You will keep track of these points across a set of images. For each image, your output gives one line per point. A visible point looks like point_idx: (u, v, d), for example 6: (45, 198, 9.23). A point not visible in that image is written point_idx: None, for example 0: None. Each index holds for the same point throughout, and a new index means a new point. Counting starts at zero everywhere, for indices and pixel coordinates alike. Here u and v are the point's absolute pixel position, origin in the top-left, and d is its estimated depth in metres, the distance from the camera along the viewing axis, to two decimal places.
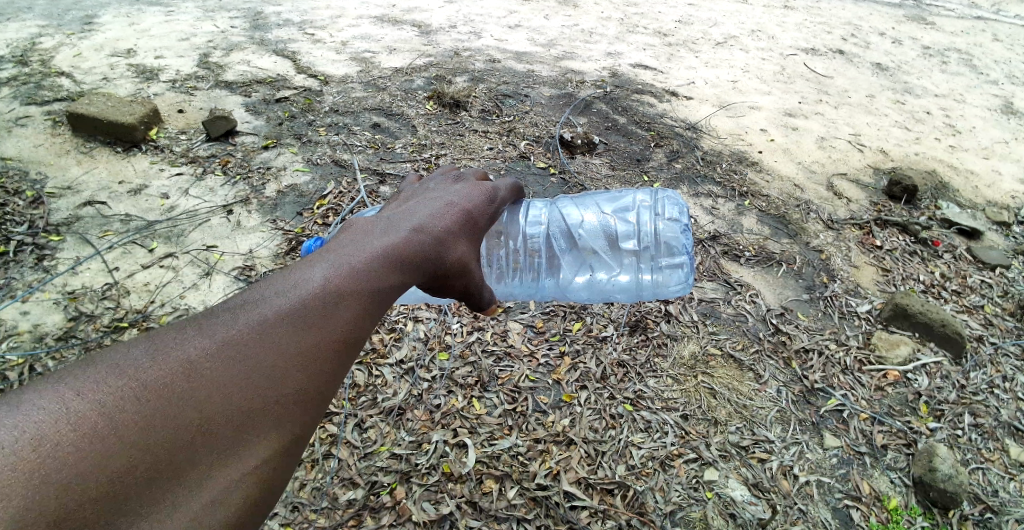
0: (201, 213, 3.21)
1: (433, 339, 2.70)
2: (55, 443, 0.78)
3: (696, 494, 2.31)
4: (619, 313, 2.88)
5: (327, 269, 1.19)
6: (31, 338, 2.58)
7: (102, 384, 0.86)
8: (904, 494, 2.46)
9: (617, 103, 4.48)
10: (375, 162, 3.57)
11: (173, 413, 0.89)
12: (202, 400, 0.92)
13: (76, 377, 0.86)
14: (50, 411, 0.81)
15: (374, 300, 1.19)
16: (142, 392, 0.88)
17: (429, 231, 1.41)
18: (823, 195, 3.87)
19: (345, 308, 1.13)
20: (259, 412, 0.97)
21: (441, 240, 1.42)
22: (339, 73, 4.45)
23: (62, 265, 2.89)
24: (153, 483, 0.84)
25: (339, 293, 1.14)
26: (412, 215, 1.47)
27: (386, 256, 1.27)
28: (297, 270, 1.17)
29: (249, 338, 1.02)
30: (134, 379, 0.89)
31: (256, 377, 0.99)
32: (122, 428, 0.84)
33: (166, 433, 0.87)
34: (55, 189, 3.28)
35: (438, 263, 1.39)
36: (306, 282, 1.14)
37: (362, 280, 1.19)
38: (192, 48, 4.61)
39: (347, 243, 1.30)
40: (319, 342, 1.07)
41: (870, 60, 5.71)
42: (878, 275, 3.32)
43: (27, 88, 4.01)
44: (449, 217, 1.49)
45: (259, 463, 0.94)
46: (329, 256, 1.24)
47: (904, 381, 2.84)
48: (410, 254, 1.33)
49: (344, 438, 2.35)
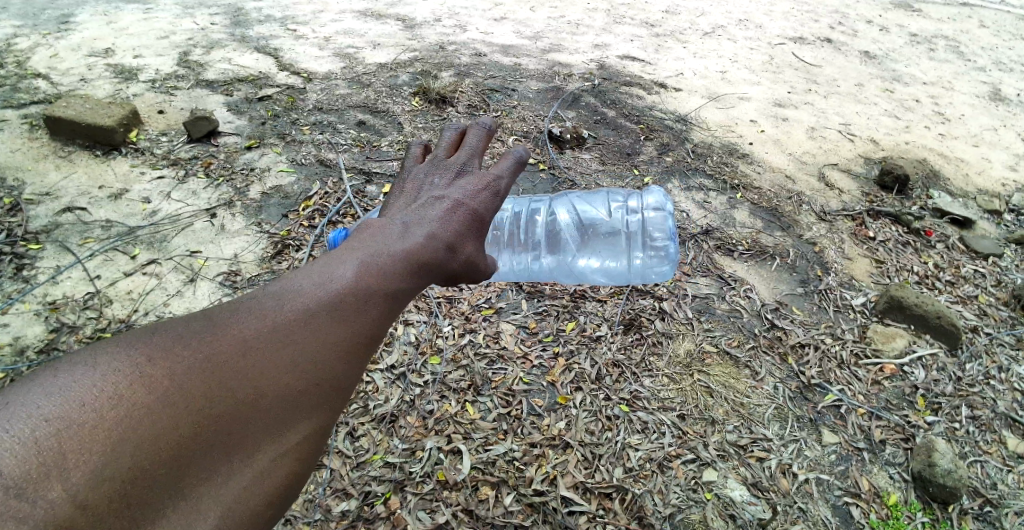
0: (184, 216, 3.13)
1: (424, 343, 2.64)
2: (125, 404, 0.76)
3: (695, 495, 2.27)
4: (613, 311, 2.83)
5: (355, 264, 1.05)
6: (12, 351, 2.50)
7: (169, 350, 0.83)
8: (904, 490, 2.42)
9: (606, 96, 4.43)
10: (360, 161, 3.51)
11: (228, 387, 0.84)
12: (251, 379, 0.86)
13: (144, 340, 0.83)
14: (117, 374, 0.78)
15: (401, 297, 1.07)
16: (203, 363, 0.84)
17: (448, 224, 1.24)
18: (815, 186, 3.82)
19: (377, 303, 1.01)
20: (304, 396, 0.90)
21: (460, 234, 1.25)
22: (322, 69, 4.37)
23: (42, 275, 2.81)
24: (211, 456, 0.79)
25: (371, 290, 1.02)
26: (431, 201, 1.30)
27: (411, 253, 1.13)
28: (320, 267, 1.03)
29: (281, 335, 0.91)
30: (197, 348, 0.85)
31: (286, 373, 0.89)
32: (181, 397, 0.79)
33: (224, 406, 0.82)
34: (33, 195, 3.19)
35: (457, 259, 1.24)
36: (335, 276, 1.01)
37: (394, 274, 1.07)
38: (171, 46, 4.52)
39: (369, 236, 1.14)
40: (352, 336, 0.97)
41: (858, 49, 5.68)
42: (872, 267, 3.28)
43: (3, 91, 3.91)
44: (462, 211, 1.28)
45: (302, 447, 0.88)
46: (353, 251, 1.08)
47: (901, 375, 2.80)
48: (433, 251, 1.18)
49: (335, 448, 2.28)
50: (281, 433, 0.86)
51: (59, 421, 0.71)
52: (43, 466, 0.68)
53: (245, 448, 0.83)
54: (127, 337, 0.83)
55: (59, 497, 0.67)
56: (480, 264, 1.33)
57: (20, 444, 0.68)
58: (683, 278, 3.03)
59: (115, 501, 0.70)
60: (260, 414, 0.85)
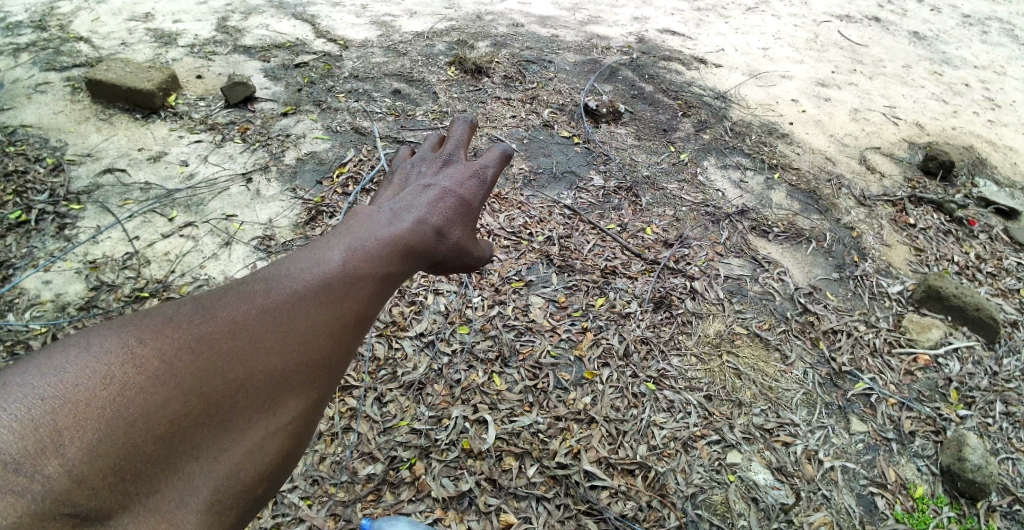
0: (221, 181, 3.18)
1: (453, 313, 2.66)
2: (116, 382, 0.72)
3: (718, 477, 2.26)
4: (643, 289, 2.82)
5: (342, 248, 0.96)
6: (54, 307, 2.57)
7: (158, 329, 0.78)
8: (931, 482, 2.38)
9: (643, 70, 4.36)
10: (395, 130, 3.53)
11: (214, 365, 0.77)
12: (240, 357, 0.79)
13: (134, 324, 0.79)
14: (110, 351, 0.74)
15: (394, 280, 0.99)
16: (191, 340, 0.78)
17: (438, 206, 1.14)
18: (855, 169, 3.73)
19: (369, 284, 0.93)
20: (300, 371, 0.83)
21: (452, 216, 1.15)
22: (359, 37, 4.37)
23: (83, 234, 2.88)
24: (202, 436, 0.74)
25: (360, 272, 0.93)
26: (420, 185, 1.19)
27: (401, 237, 1.04)
28: (310, 247, 0.96)
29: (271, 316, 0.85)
30: (187, 328, 0.80)
31: (276, 353, 0.82)
32: (170, 375, 0.74)
33: (213, 383, 0.76)
34: (75, 157, 3.27)
35: (452, 243, 1.14)
36: (323, 257, 0.93)
37: (385, 258, 0.99)
38: (210, 12, 4.56)
39: (356, 221, 1.05)
40: (344, 315, 0.89)
41: (907, 29, 5.48)
42: (911, 255, 3.20)
43: (47, 53, 3.99)
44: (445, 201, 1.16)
45: (291, 425, 0.81)
46: (339, 237, 1.00)
47: (935, 366, 2.74)
48: (424, 234, 1.09)
49: (363, 412, 2.32)
50: (273, 406, 0.80)
51: (54, 401, 0.69)
52: (40, 443, 0.66)
53: (236, 423, 0.77)
54: (123, 322, 0.79)
55: (56, 472, 0.64)
56: (476, 248, 1.22)
57: (19, 422, 0.66)
58: (715, 258, 3.01)
59: (110, 478, 0.67)
60: (251, 390, 0.79)
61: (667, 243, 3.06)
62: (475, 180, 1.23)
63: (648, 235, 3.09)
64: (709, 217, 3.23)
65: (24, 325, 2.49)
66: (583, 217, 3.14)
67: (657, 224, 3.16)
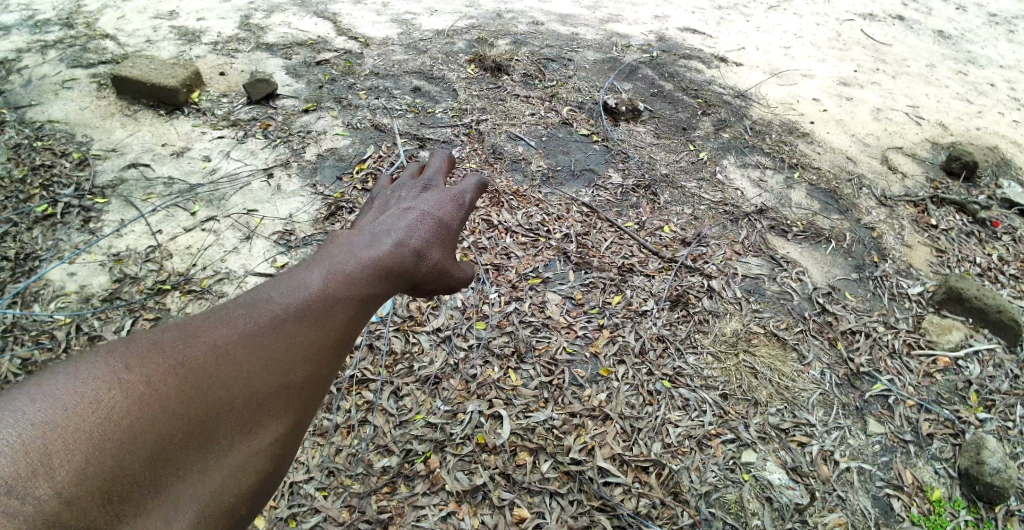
0: (242, 176, 3.22)
1: (470, 308, 2.67)
2: (103, 402, 0.60)
3: (732, 476, 2.26)
4: (660, 287, 2.83)
5: (318, 269, 0.86)
6: (78, 299, 2.62)
7: (142, 350, 0.67)
8: (948, 486, 2.36)
9: (663, 68, 4.35)
10: (415, 127, 3.57)
11: (201, 382, 0.67)
12: (237, 369, 0.70)
13: (112, 349, 0.67)
14: (96, 371, 0.63)
15: (378, 302, 0.90)
16: (181, 356, 0.68)
17: (415, 227, 1.06)
18: (877, 169, 3.69)
19: (353, 303, 0.84)
20: (298, 387, 0.73)
21: (432, 237, 1.08)
22: (380, 35, 4.40)
23: (108, 227, 2.93)
24: (202, 454, 0.64)
25: (342, 292, 0.84)
26: (399, 207, 1.12)
27: (379, 257, 0.95)
28: (286, 272, 0.86)
29: (251, 335, 0.74)
30: (178, 344, 0.69)
31: (274, 366, 0.72)
32: (167, 390, 0.64)
33: (210, 396, 0.66)
34: (100, 151, 3.33)
35: (428, 267, 1.05)
36: (302, 280, 0.83)
37: (366, 277, 0.90)
38: (234, 10, 4.61)
39: (328, 243, 0.96)
40: (334, 332, 0.80)
41: (931, 28, 5.40)
42: (932, 256, 3.17)
43: (74, 50, 4.07)
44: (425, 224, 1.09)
45: (291, 443, 0.71)
46: (312, 259, 0.90)
47: (954, 368, 2.71)
48: (403, 255, 1.00)
49: (380, 405, 2.35)
50: (266, 424, 0.69)
51: (39, 422, 0.56)
52: (30, 465, 0.53)
53: (231, 438, 0.66)
54: (102, 348, 0.67)
55: (45, 495, 0.52)
56: (455, 271, 1.14)
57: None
58: (733, 257, 3.01)
59: (102, 503, 0.55)
60: (240, 406, 0.68)
61: (685, 242, 3.05)
62: (451, 204, 1.17)
63: (666, 233, 3.09)
64: (728, 216, 3.22)
65: (50, 315, 2.54)
66: (601, 215, 3.15)
67: (675, 223, 3.16)
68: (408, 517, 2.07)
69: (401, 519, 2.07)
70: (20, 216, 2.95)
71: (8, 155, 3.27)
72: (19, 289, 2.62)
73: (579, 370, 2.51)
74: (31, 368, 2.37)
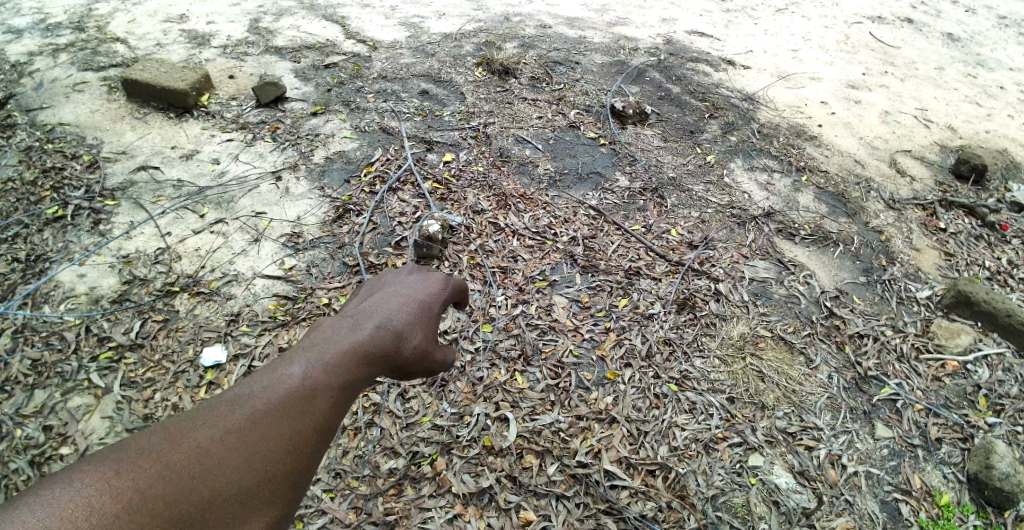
0: (251, 178, 3.24)
1: (477, 311, 2.68)
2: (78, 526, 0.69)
3: (739, 479, 2.26)
4: (667, 290, 2.83)
5: (303, 360, 1.02)
6: (88, 300, 2.64)
7: (127, 465, 0.78)
8: (957, 490, 2.34)
9: (671, 71, 4.35)
10: (422, 131, 3.59)
11: (192, 481, 0.80)
12: (209, 480, 0.82)
13: (99, 462, 0.78)
14: (76, 493, 0.72)
15: (349, 397, 1.04)
16: (159, 472, 0.79)
17: (397, 311, 1.23)
18: (885, 172, 3.68)
19: (325, 402, 0.98)
20: (264, 491, 0.86)
21: (412, 321, 1.24)
22: (387, 38, 4.42)
23: (117, 229, 2.95)
24: None
25: (326, 382, 1.01)
26: (384, 294, 1.28)
27: (361, 343, 1.12)
28: (272, 369, 1.00)
29: (243, 430, 0.89)
30: (158, 458, 0.81)
31: (243, 473, 0.85)
32: (145, 507, 0.75)
33: (181, 509, 0.78)
34: (110, 154, 3.36)
35: (406, 352, 1.20)
36: (285, 378, 0.98)
37: (346, 369, 1.06)
38: (243, 13, 4.64)
39: (317, 333, 1.13)
40: (305, 434, 0.94)
41: (940, 30, 5.38)
42: (940, 260, 3.16)
43: (85, 54, 4.10)
44: (404, 312, 1.24)
45: None
46: (302, 350, 1.06)
47: (963, 373, 2.69)
48: (384, 339, 1.16)
49: (387, 407, 2.35)
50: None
51: None
52: None
53: None
54: (88, 462, 0.78)
55: None
56: (434, 354, 1.30)
57: None
58: (740, 260, 3.00)
59: None
60: (218, 510, 0.81)
61: (692, 245, 3.05)
62: (430, 289, 1.34)
63: (672, 236, 3.09)
64: (735, 219, 3.22)
65: (60, 316, 2.56)
66: (607, 218, 3.15)
67: (682, 226, 3.16)
68: (414, 519, 2.08)
69: (407, 520, 2.07)
70: (30, 218, 2.98)
71: (20, 158, 3.30)
72: (29, 290, 2.65)
73: (585, 373, 2.52)
74: (41, 369, 2.39)
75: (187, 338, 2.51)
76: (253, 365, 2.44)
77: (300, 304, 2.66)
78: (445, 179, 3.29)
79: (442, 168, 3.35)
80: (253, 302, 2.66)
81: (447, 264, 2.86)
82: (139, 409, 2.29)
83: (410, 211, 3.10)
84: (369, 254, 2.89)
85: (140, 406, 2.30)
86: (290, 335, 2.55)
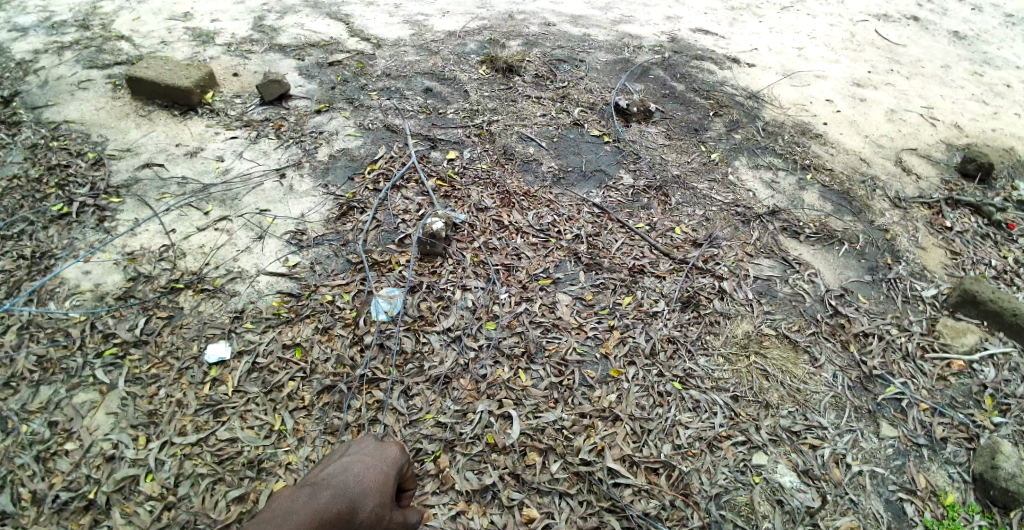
0: (255, 176, 3.25)
1: (480, 309, 2.68)
2: None
3: (743, 478, 2.25)
4: (671, 288, 2.82)
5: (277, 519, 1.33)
6: (93, 297, 2.64)
7: None
8: (962, 490, 2.33)
9: (675, 69, 4.33)
10: (426, 128, 3.60)
11: None
12: None
13: None
14: None
15: None
16: None
17: (355, 478, 1.55)
18: (891, 170, 3.66)
19: None
20: None
21: (366, 489, 1.54)
22: (391, 36, 4.42)
23: (122, 227, 2.96)
24: None
25: None
26: (345, 467, 1.60)
27: (323, 507, 1.42)
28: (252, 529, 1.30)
29: None
30: None
31: None
32: None
33: None
34: (115, 151, 3.36)
35: (362, 513, 1.49)
36: None
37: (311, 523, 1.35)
38: (248, 11, 4.65)
39: (287, 501, 1.43)
40: None
41: (947, 28, 5.35)
42: (946, 258, 3.14)
43: (90, 52, 4.11)
44: (362, 480, 1.56)
45: None
46: (275, 514, 1.36)
47: (969, 372, 2.67)
48: (343, 503, 1.46)
49: (390, 404, 2.35)
50: None
51: None
52: None
53: None
54: None
55: None
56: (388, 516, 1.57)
57: None
58: (745, 258, 2.99)
59: None
60: None
61: (696, 243, 3.05)
62: (386, 464, 1.65)
63: (677, 234, 3.09)
64: (740, 217, 3.21)
65: (65, 313, 2.56)
66: (612, 216, 3.15)
67: (687, 224, 3.15)
68: None
69: None
70: (36, 215, 2.99)
71: (25, 155, 3.31)
72: (35, 287, 2.65)
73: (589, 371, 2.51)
74: (47, 365, 2.40)
75: (192, 335, 2.52)
76: (257, 361, 2.45)
77: (304, 301, 2.66)
78: (449, 176, 3.29)
79: (446, 166, 3.36)
80: (257, 299, 2.67)
81: (451, 262, 2.86)
82: (144, 405, 2.30)
83: (414, 209, 3.10)
84: (372, 251, 2.89)
85: (145, 403, 2.30)
86: (294, 332, 2.55)
